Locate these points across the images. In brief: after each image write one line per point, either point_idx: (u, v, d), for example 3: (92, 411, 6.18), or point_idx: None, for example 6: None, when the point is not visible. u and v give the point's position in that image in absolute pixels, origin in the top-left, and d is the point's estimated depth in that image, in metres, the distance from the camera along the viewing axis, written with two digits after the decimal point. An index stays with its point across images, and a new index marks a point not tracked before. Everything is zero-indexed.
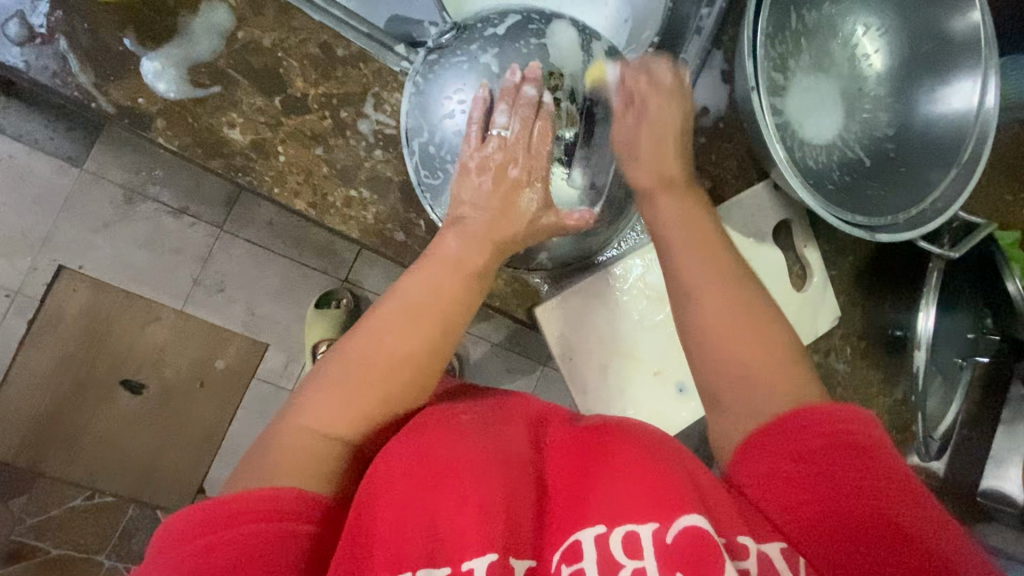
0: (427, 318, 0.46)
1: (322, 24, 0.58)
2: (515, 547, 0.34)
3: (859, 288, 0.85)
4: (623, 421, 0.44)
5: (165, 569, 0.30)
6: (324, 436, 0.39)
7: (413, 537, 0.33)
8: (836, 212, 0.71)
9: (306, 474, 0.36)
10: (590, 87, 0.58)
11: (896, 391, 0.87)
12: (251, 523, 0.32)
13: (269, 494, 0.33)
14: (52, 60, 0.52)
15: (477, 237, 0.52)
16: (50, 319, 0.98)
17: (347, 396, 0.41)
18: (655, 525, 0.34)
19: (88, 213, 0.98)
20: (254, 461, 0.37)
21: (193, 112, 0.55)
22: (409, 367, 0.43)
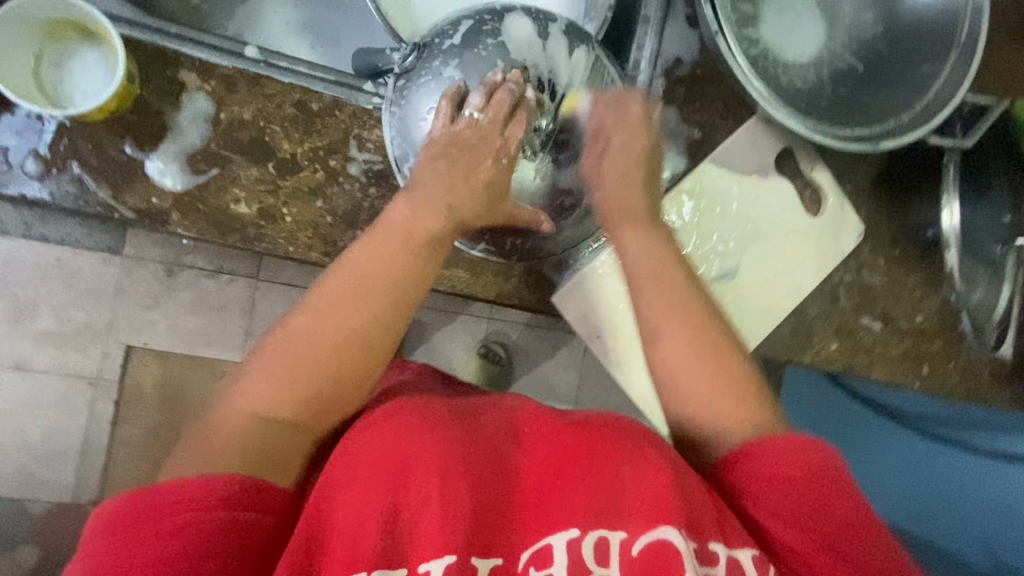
0: (373, 297, 0.50)
1: (291, 84, 0.61)
2: (477, 548, 0.41)
3: (879, 196, 0.82)
4: (617, 423, 0.50)
5: (112, 545, 0.37)
6: (266, 416, 0.45)
7: (377, 539, 0.41)
8: (829, 130, 0.69)
9: (240, 460, 0.43)
10: (554, 70, 0.61)
11: (941, 292, 0.83)
12: (179, 513, 0.38)
13: (198, 484, 0.40)
14: (70, 184, 0.56)
15: (424, 201, 0.55)
16: (132, 394, 1.09)
17: (288, 380, 0.47)
18: (624, 534, 0.41)
19: (140, 293, 1.08)
20: (200, 438, 0.44)
21: (201, 198, 0.59)
22: (348, 348, 0.49)
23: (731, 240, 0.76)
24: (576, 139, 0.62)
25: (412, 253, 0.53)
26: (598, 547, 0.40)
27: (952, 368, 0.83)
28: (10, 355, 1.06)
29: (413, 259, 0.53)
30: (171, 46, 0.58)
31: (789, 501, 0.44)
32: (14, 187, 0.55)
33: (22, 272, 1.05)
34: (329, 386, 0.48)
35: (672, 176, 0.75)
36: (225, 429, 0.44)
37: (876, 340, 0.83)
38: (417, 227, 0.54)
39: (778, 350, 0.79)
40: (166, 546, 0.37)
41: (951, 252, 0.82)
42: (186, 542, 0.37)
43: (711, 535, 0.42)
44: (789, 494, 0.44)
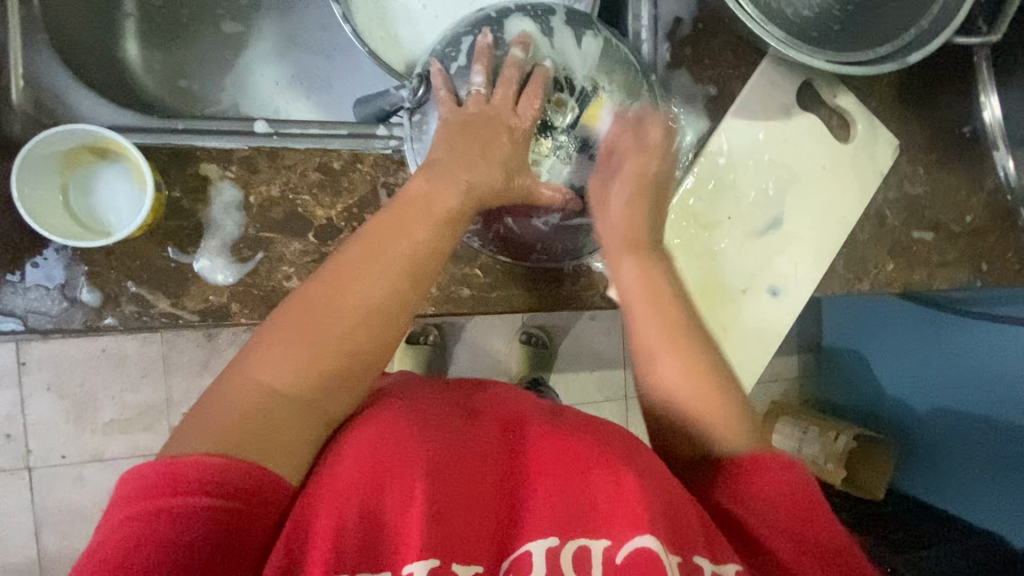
0: (391, 269, 0.49)
1: (310, 149, 0.61)
2: (459, 556, 0.42)
3: (906, 103, 0.79)
4: (619, 440, 0.51)
5: (112, 520, 0.36)
6: (283, 391, 0.44)
7: (363, 542, 0.41)
8: (854, 60, 0.66)
9: (252, 437, 0.41)
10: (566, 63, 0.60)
11: (986, 183, 0.80)
12: (195, 493, 0.37)
13: (215, 464, 0.39)
14: (132, 303, 0.57)
15: (442, 173, 0.53)
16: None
17: (304, 354, 0.45)
18: (608, 543, 0.42)
19: (187, 363, 1.29)
20: (208, 407, 0.42)
21: (255, 283, 0.59)
22: (367, 321, 0.47)
23: (769, 187, 0.75)
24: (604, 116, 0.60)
25: (427, 230, 0.51)
26: (580, 556, 0.42)
27: (1011, 256, 0.81)
28: (89, 451, 1.26)
29: (422, 237, 0.51)
30: (185, 144, 0.58)
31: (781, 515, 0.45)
32: (82, 319, 0.56)
33: (82, 374, 1.26)
34: (343, 361, 0.46)
35: (698, 137, 0.73)
36: (241, 398, 0.43)
37: (931, 250, 0.80)
38: (436, 201, 0.52)
39: (839, 284, 0.78)
40: (178, 527, 0.36)
41: (999, 149, 0.80)
42: (201, 525, 0.36)
43: (698, 548, 0.42)
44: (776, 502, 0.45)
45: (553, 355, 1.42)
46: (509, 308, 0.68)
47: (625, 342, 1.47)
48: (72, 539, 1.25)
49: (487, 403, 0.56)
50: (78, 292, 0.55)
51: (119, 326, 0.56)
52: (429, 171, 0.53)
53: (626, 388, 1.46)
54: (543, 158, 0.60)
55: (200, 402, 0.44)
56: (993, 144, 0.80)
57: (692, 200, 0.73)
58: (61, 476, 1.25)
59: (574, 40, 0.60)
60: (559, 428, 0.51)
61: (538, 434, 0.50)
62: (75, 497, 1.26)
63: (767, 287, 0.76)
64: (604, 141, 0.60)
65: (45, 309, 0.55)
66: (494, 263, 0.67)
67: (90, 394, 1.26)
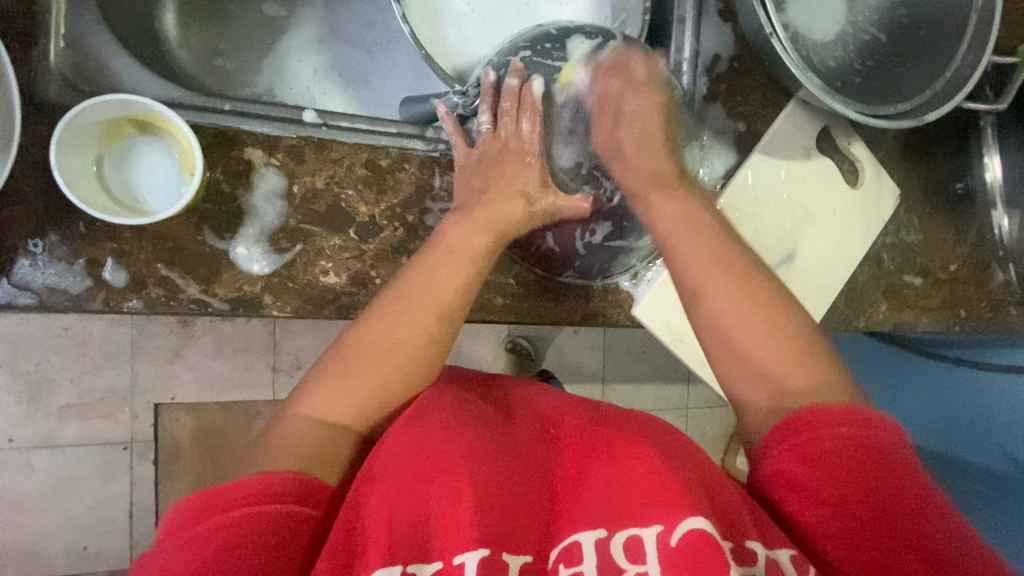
0: (422, 308, 0.51)
1: (358, 144, 0.60)
2: (509, 545, 0.42)
3: (909, 155, 0.85)
4: (652, 427, 0.52)
5: (172, 549, 0.38)
6: (325, 423, 0.46)
7: (414, 534, 0.42)
8: (876, 113, 0.70)
9: (301, 460, 0.44)
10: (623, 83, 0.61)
11: (970, 236, 0.87)
12: (241, 506, 0.39)
13: (256, 481, 0.41)
14: (160, 287, 0.54)
15: (475, 221, 0.56)
16: (167, 449, 1.20)
17: (344, 390, 0.48)
18: (659, 528, 0.42)
19: (157, 349, 1.22)
20: (263, 442, 0.45)
21: (290, 276, 0.57)
22: (404, 355, 0.50)
23: (785, 223, 0.79)
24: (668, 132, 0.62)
25: (452, 264, 0.53)
26: (630, 544, 0.42)
27: (984, 305, 0.87)
28: (39, 436, 1.17)
29: (446, 265, 0.53)
30: (231, 125, 0.56)
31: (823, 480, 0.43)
32: (103, 299, 0.52)
33: (39, 352, 1.17)
34: (380, 397, 0.49)
35: (726, 169, 0.77)
36: (288, 428, 0.45)
37: (919, 294, 0.85)
38: (463, 243, 0.55)
39: (837, 319, 0.82)
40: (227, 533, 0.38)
41: (996, 209, 0.86)
42: (249, 532, 0.38)
43: (749, 533, 0.42)
44: (831, 479, 0.43)
45: (537, 365, 1.42)
46: (538, 320, 0.68)
47: (606, 357, 1.49)
48: (11, 530, 1.16)
49: (522, 405, 0.56)
50: (102, 271, 0.52)
51: (144, 309, 0.54)
52: (456, 214, 0.57)
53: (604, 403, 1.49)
54: (591, 176, 0.61)
55: (258, 435, 0.47)
56: (992, 204, 0.86)
57: None
58: (5, 462, 1.16)
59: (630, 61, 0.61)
60: (594, 423, 0.52)
61: (573, 431, 0.51)
62: (19, 485, 1.16)
63: None
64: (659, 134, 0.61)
65: (64, 286, 0.52)
66: (527, 274, 0.67)
67: (47, 374, 1.17)
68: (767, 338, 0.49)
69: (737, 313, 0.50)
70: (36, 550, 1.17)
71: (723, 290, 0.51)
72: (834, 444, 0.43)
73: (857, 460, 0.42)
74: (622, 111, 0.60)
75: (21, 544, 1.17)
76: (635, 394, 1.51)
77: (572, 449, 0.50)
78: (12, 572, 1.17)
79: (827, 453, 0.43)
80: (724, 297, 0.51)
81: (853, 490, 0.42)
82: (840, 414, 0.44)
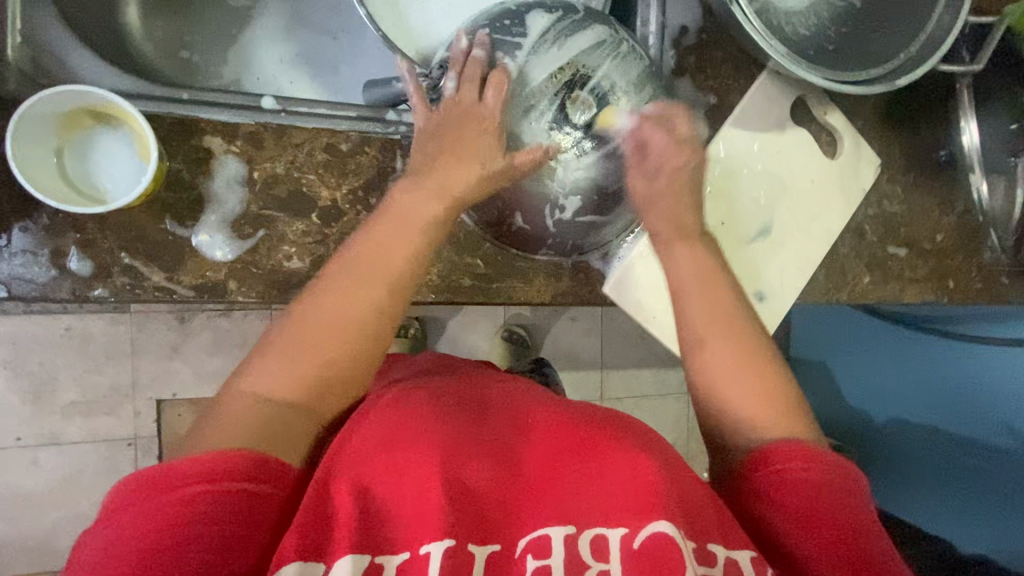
0: (370, 279, 0.50)
1: (317, 129, 0.60)
2: (474, 536, 0.42)
3: (889, 123, 0.83)
4: (623, 424, 0.52)
5: (132, 514, 0.37)
6: (272, 400, 0.45)
7: (382, 522, 0.42)
8: (848, 80, 0.69)
9: (252, 436, 0.42)
10: (585, 56, 0.59)
11: (957, 205, 0.85)
12: (193, 484, 0.38)
13: (212, 458, 0.40)
14: (125, 276, 0.55)
15: (428, 189, 0.55)
16: (170, 444, 1.23)
17: (290, 365, 0.46)
18: (626, 529, 0.42)
19: (156, 346, 1.24)
20: (211, 421, 0.43)
21: (254, 261, 0.58)
22: (352, 328, 0.49)
23: (760, 196, 0.78)
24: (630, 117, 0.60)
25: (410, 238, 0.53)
26: (594, 543, 0.42)
27: (973, 275, 0.85)
28: (46, 434, 1.20)
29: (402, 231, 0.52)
30: (189, 114, 0.57)
31: (796, 493, 0.44)
32: (70, 289, 0.53)
33: (41, 352, 1.19)
34: (331, 371, 0.47)
35: (697, 144, 0.76)
36: (236, 407, 0.44)
37: (904, 266, 0.84)
38: (412, 208, 0.54)
39: (819, 293, 0.81)
40: (177, 514, 0.37)
41: (975, 174, 0.84)
42: (204, 515, 0.38)
43: (713, 537, 0.43)
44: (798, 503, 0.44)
45: (533, 352, 1.42)
46: (508, 301, 0.68)
47: (603, 344, 1.49)
48: (23, 525, 1.20)
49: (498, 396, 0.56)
50: (67, 261, 0.53)
51: (110, 298, 0.55)
52: (409, 180, 0.55)
53: (602, 388, 1.48)
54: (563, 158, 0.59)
55: (203, 413, 0.45)
56: (970, 168, 0.84)
57: None
58: (14, 460, 1.19)
59: (590, 33, 0.60)
60: (568, 415, 0.52)
61: (546, 422, 0.50)
62: (29, 481, 1.20)
63: (754, 292, 0.78)
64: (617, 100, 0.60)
65: (29, 276, 0.53)
66: (495, 255, 0.67)
67: (50, 373, 1.20)
68: (759, 394, 0.51)
69: (722, 360, 0.53)
70: (46, 544, 1.21)
71: (723, 346, 0.53)
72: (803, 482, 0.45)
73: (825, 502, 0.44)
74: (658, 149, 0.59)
75: (34, 539, 1.20)
76: (633, 379, 1.51)
77: (545, 441, 0.49)
78: (25, 567, 1.20)
79: (795, 472, 0.45)
80: (724, 350, 0.53)
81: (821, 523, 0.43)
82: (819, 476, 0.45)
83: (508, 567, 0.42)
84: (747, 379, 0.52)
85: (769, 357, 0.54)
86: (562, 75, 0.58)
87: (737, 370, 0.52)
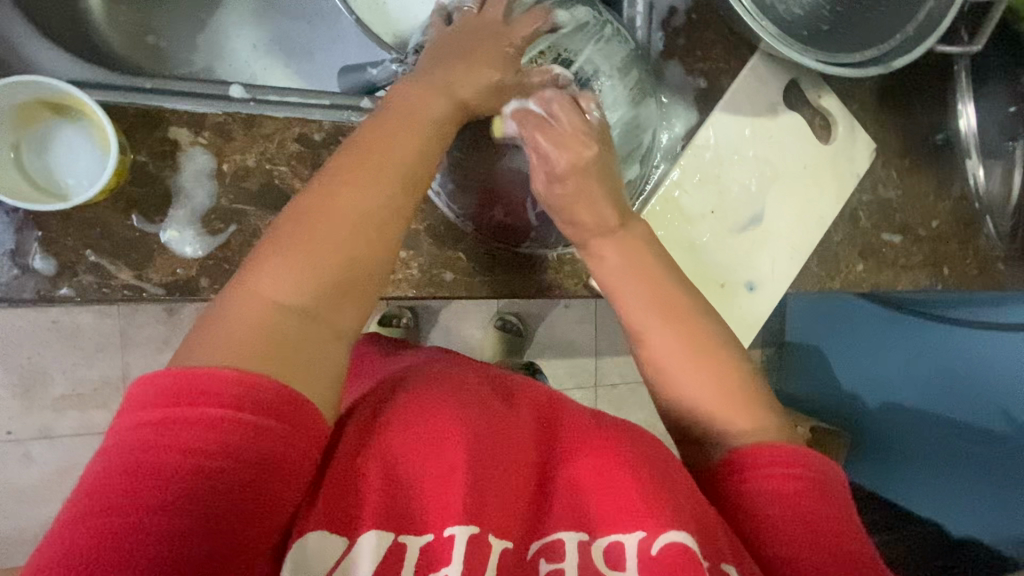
0: (383, 176, 0.45)
1: (288, 118, 0.58)
2: (495, 527, 0.41)
3: (884, 106, 0.81)
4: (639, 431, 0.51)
5: (153, 424, 0.34)
6: (286, 306, 0.40)
7: (411, 501, 0.41)
8: (842, 63, 0.67)
9: (269, 352, 0.38)
10: (568, 38, 0.57)
11: (953, 190, 0.83)
12: (218, 406, 0.35)
13: (237, 378, 0.36)
14: (92, 274, 0.53)
15: (431, 82, 0.50)
16: None
17: (301, 265, 0.41)
18: (642, 535, 0.41)
19: (146, 339, 1.22)
20: (215, 326, 0.38)
21: (226, 258, 0.56)
22: (369, 223, 0.43)
23: (752, 183, 0.75)
24: (609, 107, 0.58)
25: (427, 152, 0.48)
26: (608, 550, 0.41)
27: (968, 262, 0.84)
28: (37, 427, 1.19)
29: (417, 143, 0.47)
30: (152, 105, 0.55)
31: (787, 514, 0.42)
32: (34, 288, 0.52)
33: (29, 346, 1.17)
34: (346, 274, 0.42)
35: (687, 130, 0.74)
36: (244, 312, 0.39)
37: (898, 253, 0.82)
38: (418, 107, 0.49)
39: (812, 282, 0.79)
40: (197, 435, 0.34)
41: (972, 158, 0.82)
42: (231, 444, 0.34)
43: (726, 557, 0.41)
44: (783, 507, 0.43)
45: (526, 340, 1.41)
46: (491, 294, 0.66)
47: (597, 331, 1.47)
48: (19, 518, 1.19)
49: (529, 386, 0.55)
50: (31, 260, 0.52)
51: (77, 297, 0.53)
52: (409, 77, 0.50)
53: (595, 375, 1.48)
54: None
55: (201, 317, 0.40)
56: (966, 152, 0.82)
57: (677, 193, 0.73)
58: (6, 454, 1.18)
59: (578, 14, 0.57)
60: (595, 421, 0.50)
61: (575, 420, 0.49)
62: (22, 475, 1.19)
63: (745, 282, 0.76)
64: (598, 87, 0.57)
65: None
66: (478, 248, 0.65)
67: (38, 368, 1.18)
68: (725, 401, 0.49)
69: (671, 365, 0.50)
70: (43, 537, 1.20)
71: (685, 363, 0.50)
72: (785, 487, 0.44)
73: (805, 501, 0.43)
74: (564, 126, 0.52)
75: (30, 531, 1.20)
76: (627, 366, 1.50)
77: (574, 435, 0.47)
78: (22, 560, 1.20)
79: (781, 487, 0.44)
80: (687, 370, 0.50)
81: (806, 529, 0.42)
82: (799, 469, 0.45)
83: (519, 568, 0.41)
84: (695, 373, 0.49)
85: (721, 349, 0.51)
86: (543, 58, 0.56)
87: (687, 369, 0.50)
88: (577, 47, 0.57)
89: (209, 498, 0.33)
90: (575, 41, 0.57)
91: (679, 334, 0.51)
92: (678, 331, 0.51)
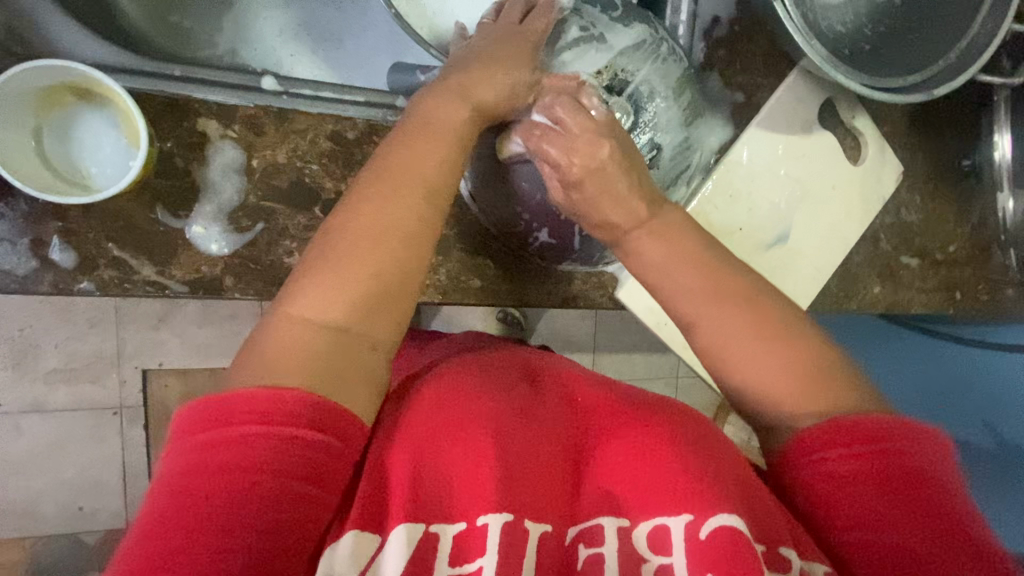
0: (404, 187, 0.44)
1: (321, 115, 0.55)
2: (530, 512, 0.40)
3: (915, 132, 0.81)
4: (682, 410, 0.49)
5: (191, 451, 0.34)
6: (323, 323, 0.39)
7: (436, 489, 0.39)
8: (882, 87, 0.66)
9: (316, 376, 0.37)
10: (625, 55, 0.55)
11: (972, 216, 0.83)
12: (249, 423, 0.34)
13: (265, 395, 0.35)
14: (113, 268, 0.51)
15: (458, 97, 0.48)
16: (158, 414, 1.19)
17: (335, 281, 0.40)
18: (689, 518, 0.39)
19: (142, 315, 1.17)
20: (258, 350, 0.38)
21: (253, 256, 0.54)
22: (398, 234, 0.42)
23: (781, 202, 0.75)
24: (662, 129, 0.57)
25: (445, 145, 0.46)
26: (655, 536, 0.39)
27: (981, 286, 0.84)
28: (27, 401, 1.15)
29: (439, 145, 0.46)
30: (183, 93, 0.53)
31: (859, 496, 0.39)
32: (52, 281, 0.50)
33: (20, 318, 1.13)
34: (379, 287, 0.41)
35: (720, 144, 0.73)
36: (283, 336, 0.38)
37: (915, 276, 0.82)
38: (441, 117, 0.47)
39: (830, 301, 0.79)
40: (234, 451, 0.33)
41: (1002, 191, 0.81)
42: (266, 453, 0.34)
43: (785, 542, 0.39)
44: (848, 485, 0.39)
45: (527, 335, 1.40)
46: (516, 304, 0.65)
47: (597, 328, 1.47)
48: (5, 491, 1.16)
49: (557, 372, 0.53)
50: (50, 251, 0.50)
51: (97, 291, 0.51)
52: (430, 90, 0.49)
53: None
54: None
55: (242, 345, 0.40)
56: (996, 185, 0.82)
57: (707, 208, 0.72)
58: None
59: (636, 33, 0.56)
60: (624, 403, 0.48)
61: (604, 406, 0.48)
62: (8, 448, 1.15)
63: None
64: (656, 105, 0.56)
65: (10, 267, 0.49)
66: (507, 258, 0.64)
67: (30, 340, 1.14)
68: (789, 378, 0.44)
69: (730, 343, 0.45)
70: (30, 512, 1.17)
71: (737, 338, 0.45)
72: (855, 464, 0.40)
73: (877, 461, 0.40)
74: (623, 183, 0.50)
75: (14, 506, 1.16)
76: (626, 364, 1.50)
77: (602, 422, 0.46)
78: (7, 533, 1.17)
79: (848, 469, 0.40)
80: (736, 338, 0.45)
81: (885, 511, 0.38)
82: (872, 432, 0.40)
83: (557, 555, 0.40)
84: (755, 343, 0.45)
85: (773, 310, 0.46)
86: (599, 78, 0.54)
87: (745, 343, 0.45)
88: (633, 65, 0.55)
89: (250, 515, 0.32)
90: (631, 61, 0.55)
91: (727, 299, 0.46)
92: (737, 308, 0.46)
